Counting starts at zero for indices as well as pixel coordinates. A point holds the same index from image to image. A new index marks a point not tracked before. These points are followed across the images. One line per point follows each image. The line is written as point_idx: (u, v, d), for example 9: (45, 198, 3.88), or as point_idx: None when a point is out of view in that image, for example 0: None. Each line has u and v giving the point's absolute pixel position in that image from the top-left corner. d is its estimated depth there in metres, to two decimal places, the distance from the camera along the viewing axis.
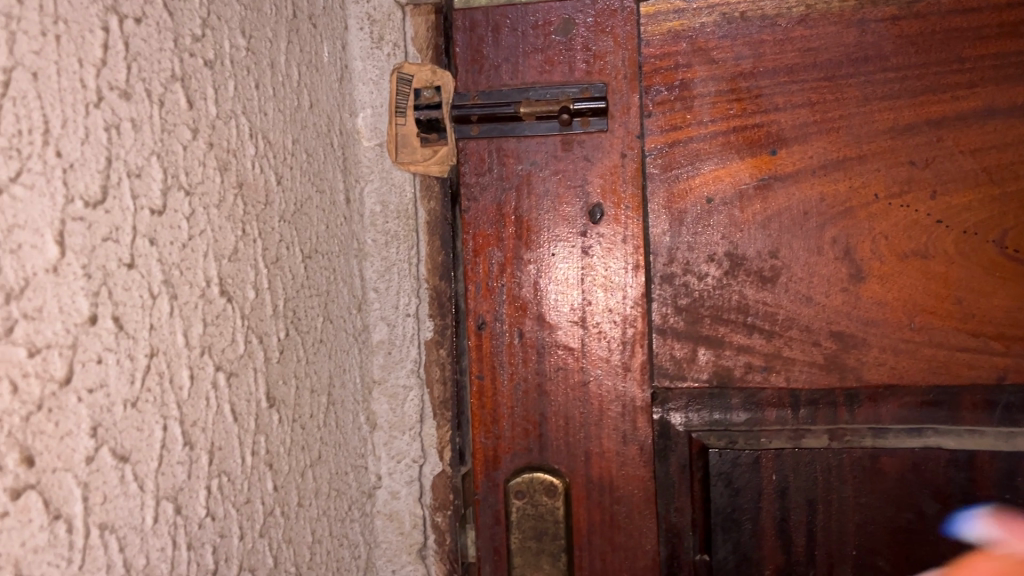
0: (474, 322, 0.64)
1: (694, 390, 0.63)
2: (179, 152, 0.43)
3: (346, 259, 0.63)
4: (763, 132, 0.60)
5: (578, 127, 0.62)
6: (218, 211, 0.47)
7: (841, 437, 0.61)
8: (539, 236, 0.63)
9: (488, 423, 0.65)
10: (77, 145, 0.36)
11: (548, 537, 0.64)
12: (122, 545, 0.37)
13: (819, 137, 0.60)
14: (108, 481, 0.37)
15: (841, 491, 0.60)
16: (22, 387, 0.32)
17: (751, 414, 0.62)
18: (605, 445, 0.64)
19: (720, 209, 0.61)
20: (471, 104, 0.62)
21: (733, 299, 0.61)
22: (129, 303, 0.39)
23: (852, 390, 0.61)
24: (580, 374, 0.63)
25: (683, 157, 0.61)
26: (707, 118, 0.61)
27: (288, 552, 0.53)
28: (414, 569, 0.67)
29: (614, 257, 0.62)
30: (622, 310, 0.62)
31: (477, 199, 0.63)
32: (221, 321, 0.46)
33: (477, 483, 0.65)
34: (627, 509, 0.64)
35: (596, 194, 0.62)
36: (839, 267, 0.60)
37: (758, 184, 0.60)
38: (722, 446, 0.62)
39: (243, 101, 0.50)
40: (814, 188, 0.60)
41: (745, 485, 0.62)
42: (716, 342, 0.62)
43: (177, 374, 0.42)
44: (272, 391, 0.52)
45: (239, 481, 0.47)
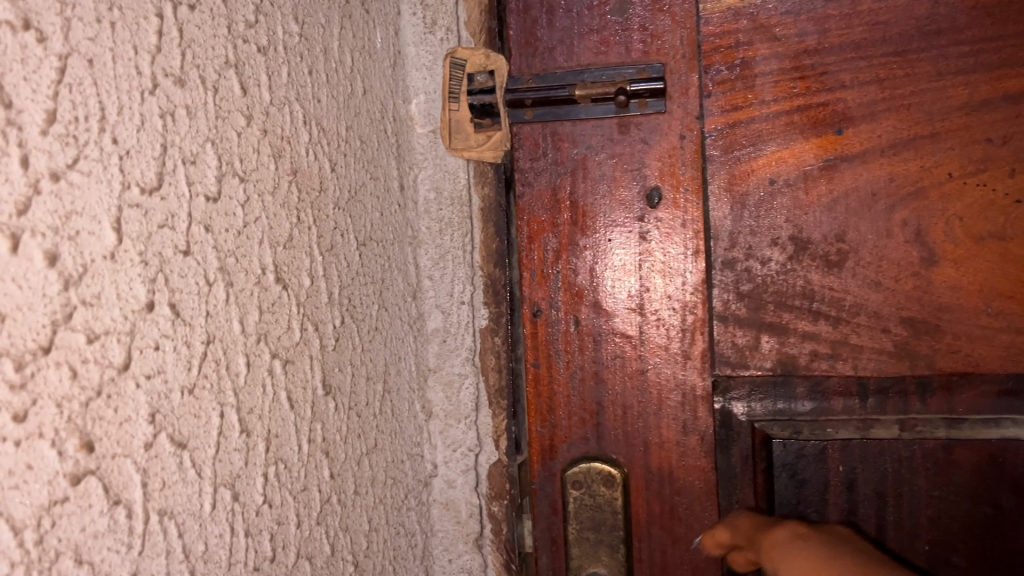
0: (530, 309, 0.64)
1: (756, 378, 0.61)
2: (234, 139, 0.43)
3: (401, 247, 0.62)
4: (828, 111, 0.58)
5: (635, 109, 0.60)
6: (273, 198, 0.46)
7: (912, 427, 0.58)
8: (595, 221, 0.62)
9: (544, 412, 0.64)
10: (133, 132, 0.36)
11: (606, 527, 0.63)
12: (181, 531, 0.38)
13: (889, 115, 0.57)
14: (166, 467, 0.37)
15: (912, 483, 0.58)
16: (82, 373, 0.32)
17: (817, 403, 0.60)
18: (664, 435, 0.62)
19: (783, 191, 0.59)
20: (525, 88, 0.62)
21: (797, 285, 0.59)
22: (186, 290, 0.39)
23: (923, 378, 0.58)
24: (638, 362, 0.62)
25: (744, 138, 0.59)
26: (770, 97, 0.59)
27: (345, 540, 0.53)
28: (471, 559, 0.66)
29: (673, 242, 0.61)
30: (681, 297, 0.61)
31: (532, 184, 0.63)
32: (277, 309, 0.46)
33: (534, 473, 0.65)
34: (688, 501, 0.62)
35: (653, 177, 0.61)
36: (910, 250, 0.57)
37: (823, 165, 0.58)
38: (787, 436, 0.60)
39: (296, 88, 0.50)
40: (883, 168, 0.57)
41: (810, 478, 0.60)
42: (780, 329, 0.60)
43: (234, 361, 0.42)
44: (328, 378, 0.52)
45: (296, 469, 0.47)
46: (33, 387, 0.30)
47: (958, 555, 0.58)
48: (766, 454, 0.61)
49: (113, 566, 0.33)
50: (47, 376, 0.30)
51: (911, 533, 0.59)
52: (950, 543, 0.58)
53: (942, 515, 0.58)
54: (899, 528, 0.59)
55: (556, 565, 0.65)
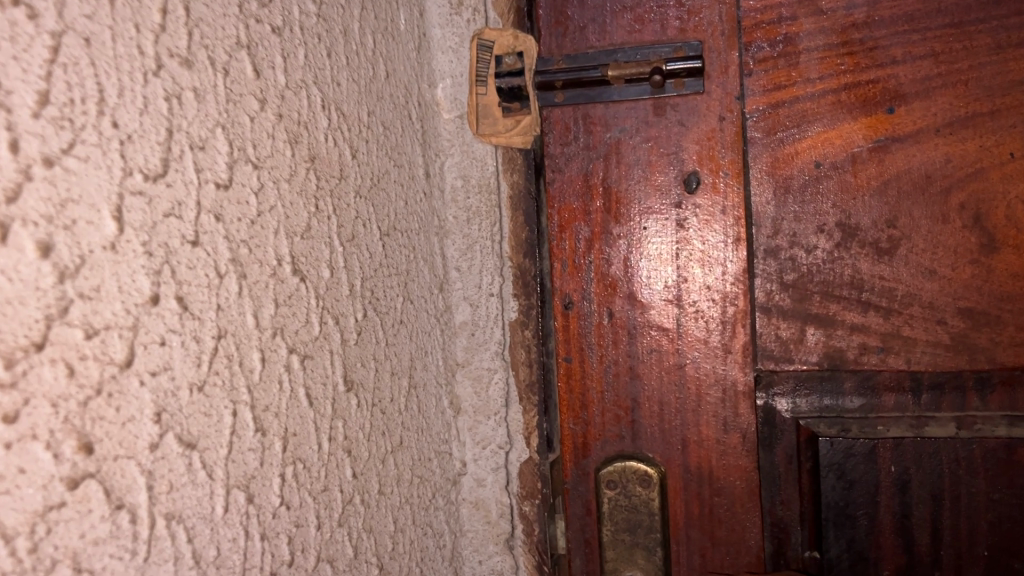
0: (561, 301, 0.61)
1: (802, 373, 0.58)
2: (246, 124, 0.41)
3: (427, 237, 0.60)
4: (878, 88, 0.54)
5: (671, 90, 0.57)
6: (289, 186, 0.44)
7: (971, 426, 0.54)
8: (629, 208, 0.59)
9: (576, 408, 0.61)
10: (136, 115, 0.34)
11: (643, 530, 0.61)
12: (191, 536, 0.36)
13: (944, 91, 0.53)
14: (173, 469, 0.35)
15: (971, 485, 0.55)
16: (79, 370, 0.30)
17: (866, 400, 0.57)
18: (704, 433, 0.59)
19: (830, 175, 0.55)
20: (555, 69, 0.59)
21: (845, 273, 0.56)
22: (195, 282, 0.37)
23: (983, 373, 0.54)
24: (675, 356, 0.59)
25: (788, 119, 0.56)
26: (815, 75, 0.55)
27: (369, 542, 0.51)
28: (502, 560, 0.64)
29: (712, 230, 0.57)
30: (721, 287, 0.58)
31: (562, 170, 0.60)
32: (294, 302, 0.44)
33: (567, 472, 0.62)
34: (729, 502, 0.59)
35: (690, 162, 0.58)
36: (967, 235, 0.53)
37: (873, 146, 0.55)
38: (834, 435, 0.56)
39: (314, 70, 0.47)
40: (938, 148, 0.54)
41: (859, 479, 0.56)
42: (827, 321, 0.56)
43: (247, 357, 0.40)
44: (350, 374, 0.49)
45: (315, 469, 0.46)
46: (26, 386, 0.28)
47: (1020, 561, 0.54)
48: (811, 452, 0.58)
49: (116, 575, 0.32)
50: (41, 374, 0.29)
51: (969, 539, 0.55)
52: (1013, 550, 0.55)
53: (1003, 519, 0.55)
54: (956, 533, 0.55)
55: (590, 567, 0.62)
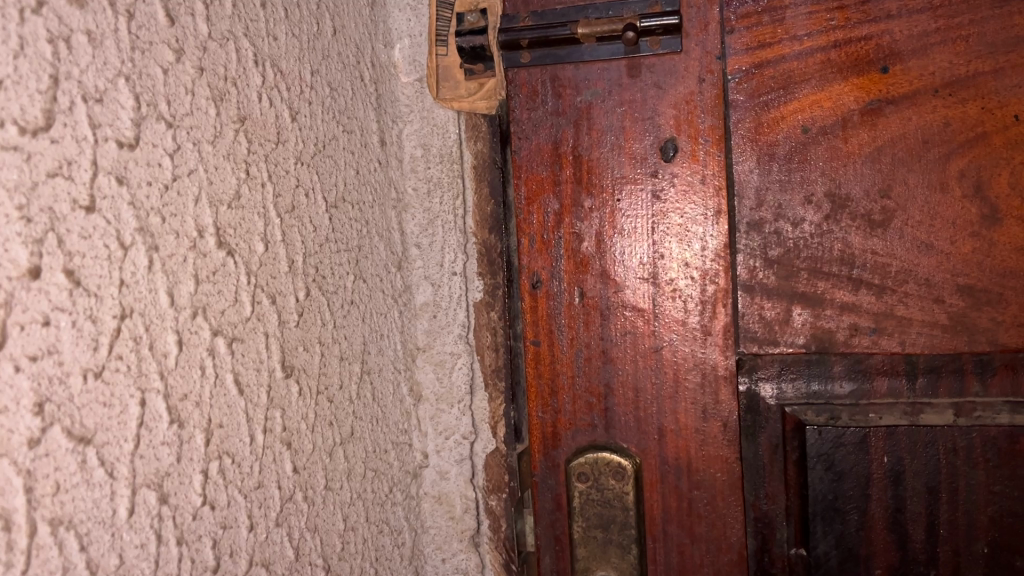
0: (529, 280, 0.56)
1: (789, 356, 0.53)
2: (159, 77, 0.36)
3: (382, 212, 0.55)
4: (871, 45, 0.50)
5: (646, 49, 0.52)
6: (213, 149, 0.40)
7: (970, 413, 0.50)
8: (601, 179, 0.54)
9: (545, 396, 0.57)
10: (8, 58, 0.29)
11: (616, 526, 0.56)
12: (86, 544, 0.31)
13: (943, 48, 0.49)
14: (60, 468, 0.30)
15: (970, 477, 0.51)
16: None
17: (856, 385, 0.52)
18: (682, 421, 0.55)
19: (818, 142, 0.51)
20: (521, 27, 0.54)
21: (834, 247, 0.51)
22: (91, 255, 0.32)
23: (983, 356, 0.50)
24: (651, 339, 0.55)
25: (773, 80, 0.51)
26: (802, 32, 0.51)
27: (314, 542, 0.47)
28: (466, 559, 0.60)
29: (691, 202, 0.53)
30: (701, 262, 0.53)
31: (529, 137, 0.55)
32: (220, 279, 0.40)
33: (535, 464, 0.58)
34: (709, 496, 0.55)
35: (667, 127, 0.53)
36: (966, 206, 0.49)
37: (865, 110, 0.50)
38: (822, 422, 0.52)
39: (244, 22, 0.43)
40: (936, 111, 0.49)
41: (849, 469, 0.52)
42: (814, 300, 0.52)
43: (160, 340, 0.36)
44: (288, 359, 0.45)
45: (244, 464, 0.41)
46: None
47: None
48: (797, 442, 0.54)
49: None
50: None
51: (967, 535, 0.51)
52: (1015, 547, 0.50)
53: (1005, 513, 0.50)
54: (954, 528, 0.51)
55: (560, 567, 0.59)
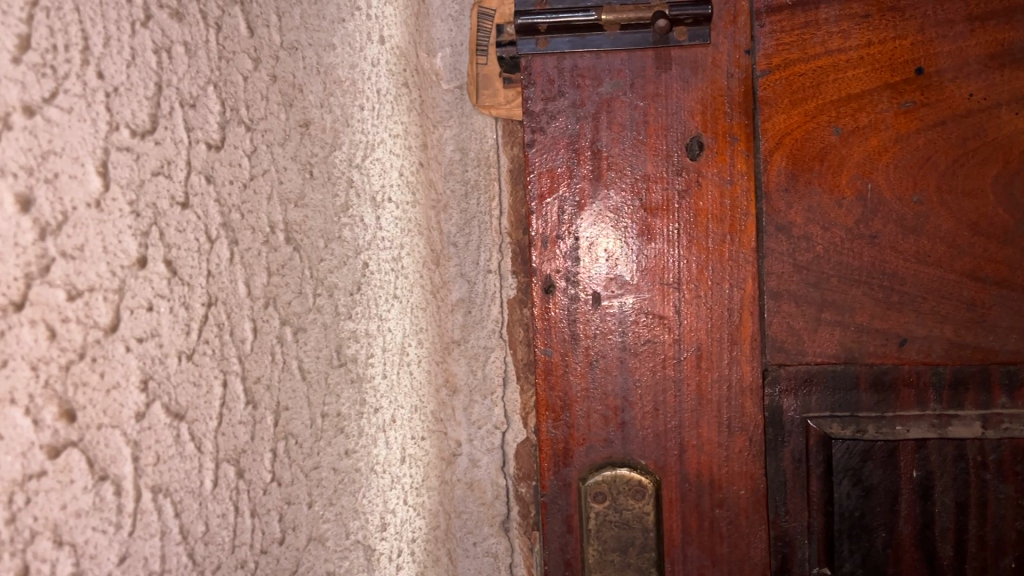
0: (542, 284, 0.57)
1: (813, 367, 0.56)
2: (239, 83, 0.39)
3: (424, 210, 0.58)
4: (909, 46, 0.54)
5: (674, 40, 0.55)
6: (282, 151, 0.43)
7: (998, 425, 0.56)
8: (621, 176, 0.56)
9: (557, 410, 0.58)
10: (123, 68, 0.32)
11: (634, 548, 0.58)
12: (180, 511, 0.34)
13: (975, 52, 0.54)
14: (159, 440, 0.33)
15: (1000, 491, 0.56)
16: (61, 334, 0.29)
17: (879, 394, 0.56)
18: (704, 437, 0.57)
19: (853, 140, 0.55)
20: (538, 11, 0.55)
21: (861, 249, 0.55)
22: (184, 246, 0.35)
23: (1011, 366, 0.55)
24: (670, 352, 0.57)
25: (805, 77, 0.55)
26: (838, 30, 0.55)
27: (358, 521, 0.50)
28: (497, 543, 0.62)
29: (718, 208, 0.56)
30: (733, 267, 0.56)
31: (545, 130, 0.57)
32: (287, 271, 0.43)
33: (545, 483, 0.59)
34: (732, 515, 0.57)
35: (694, 125, 0.56)
36: (997, 210, 0.54)
37: (899, 110, 0.54)
38: (849, 435, 0.56)
39: (307, 32, 0.46)
40: (970, 114, 0.54)
41: (876, 485, 0.57)
42: (839, 308, 0.55)
43: (239, 327, 0.39)
44: (342, 349, 0.48)
45: (306, 443, 0.44)
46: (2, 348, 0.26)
47: None
48: (821, 457, 0.57)
49: (99, 548, 0.30)
50: (19, 335, 0.27)
51: (997, 550, 0.56)
52: None
53: None
54: (983, 544, 0.56)
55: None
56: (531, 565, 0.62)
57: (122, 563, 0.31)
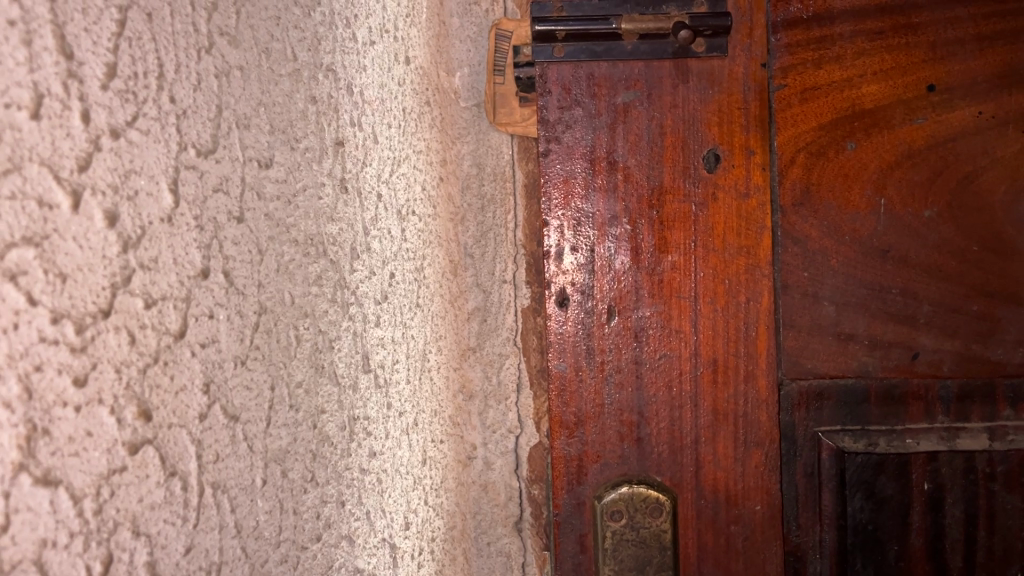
0: (557, 296, 0.61)
1: (826, 382, 0.64)
2: (283, 104, 0.42)
3: (443, 222, 0.61)
4: (921, 66, 0.63)
5: (692, 52, 0.60)
6: (320, 167, 0.45)
7: (1003, 436, 0.65)
8: (636, 187, 0.60)
9: (571, 427, 0.61)
10: (190, 92, 0.34)
11: (652, 567, 0.61)
12: (235, 507, 0.37)
13: (981, 71, 0.63)
14: (219, 439, 0.36)
15: (1010, 502, 0.65)
16: (140, 339, 0.31)
17: (891, 407, 0.64)
18: (719, 451, 0.62)
19: (867, 154, 0.63)
20: (555, 19, 0.59)
21: (875, 266, 0.63)
22: (238, 258, 0.37)
23: (1016, 381, 0.65)
24: (685, 367, 0.61)
25: (831, 92, 0.62)
26: (860, 48, 0.62)
27: (383, 520, 0.51)
28: (510, 543, 0.64)
29: (735, 221, 0.61)
30: (750, 281, 0.61)
31: (560, 139, 0.60)
32: (322, 281, 0.45)
33: (559, 503, 0.62)
34: (748, 531, 0.62)
35: (711, 136, 0.60)
36: (1002, 217, 0.63)
37: (913, 124, 0.63)
38: (861, 447, 0.63)
39: (341, 54, 0.47)
40: (979, 130, 0.63)
41: (890, 496, 0.64)
42: (853, 325, 0.63)
43: (285, 334, 0.41)
44: (370, 354, 0.50)
45: (339, 444, 0.46)
46: (92, 351, 0.28)
47: None
48: (834, 470, 0.64)
49: (170, 539, 0.32)
50: (107, 339, 0.29)
51: (1004, 559, 0.65)
52: None
53: None
54: (992, 554, 0.65)
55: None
56: (543, 564, 0.64)
57: (188, 553, 0.33)
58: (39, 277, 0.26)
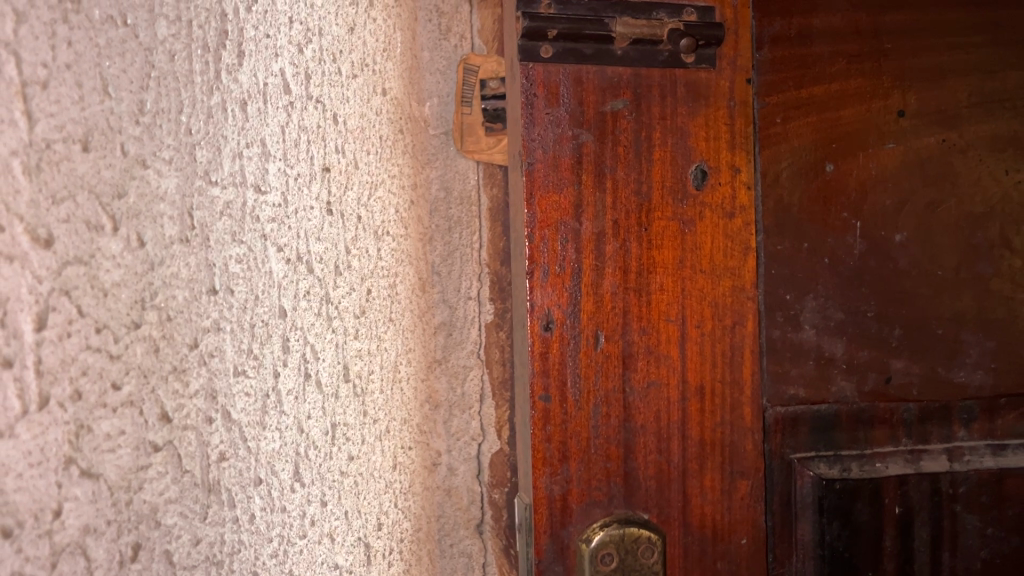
0: (542, 320, 0.60)
1: (800, 408, 0.68)
2: (273, 130, 0.44)
3: (413, 243, 0.64)
4: (891, 92, 0.69)
5: (681, 62, 0.62)
6: (308, 190, 0.48)
7: (961, 456, 0.70)
8: (625, 201, 0.60)
9: (555, 463, 0.60)
10: (202, 123, 0.38)
11: None
12: (235, 503, 0.40)
13: (946, 104, 0.70)
14: (224, 440, 0.39)
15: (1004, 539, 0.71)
16: (161, 347, 0.35)
17: (863, 432, 0.69)
18: (706, 482, 0.63)
19: (845, 174, 0.68)
20: (549, 17, 0.59)
21: (850, 286, 0.69)
22: (242, 275, 0.41)
23: (968, 403, 0.71)
24: (671, 394, 0.62)
25: (813, 116, 0.67)
26: (839, 74, 0.68)
27: (360, 520, 0.54)
28: (471, 543, 0.68)
29: (725, 238, 0.62)
30: (736, 304, 0.63)
31: (545, 150, 0.59)
32: (310, 296, 0.48)
33: (541, 547, 0.61)
34: (733, 567, 0.63)
35: (698, 152, 0.62)
36: (966, 240, 0.70)
37: (885, 148, 0.69)
38: (836, 473, 0.67)
39: (328, 86, 0.51)
40: (947, 159, 0.70)
41: (863, 524, 0.67)
42: (833, 347, 0.69)
43: (282, 344, 0.44)
44: (349, 366, 0.53)
45: (322, 447, 0.49)
46: (127, 358, 0.33)
47: None
48: (812, 498, 0.66)
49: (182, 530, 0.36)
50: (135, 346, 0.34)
51: None
52: None
53: None
54: None
55: None
56: (503, 563, 0.69)
57: (198, 543, 0.36)
58: (85, 290, 0.32)
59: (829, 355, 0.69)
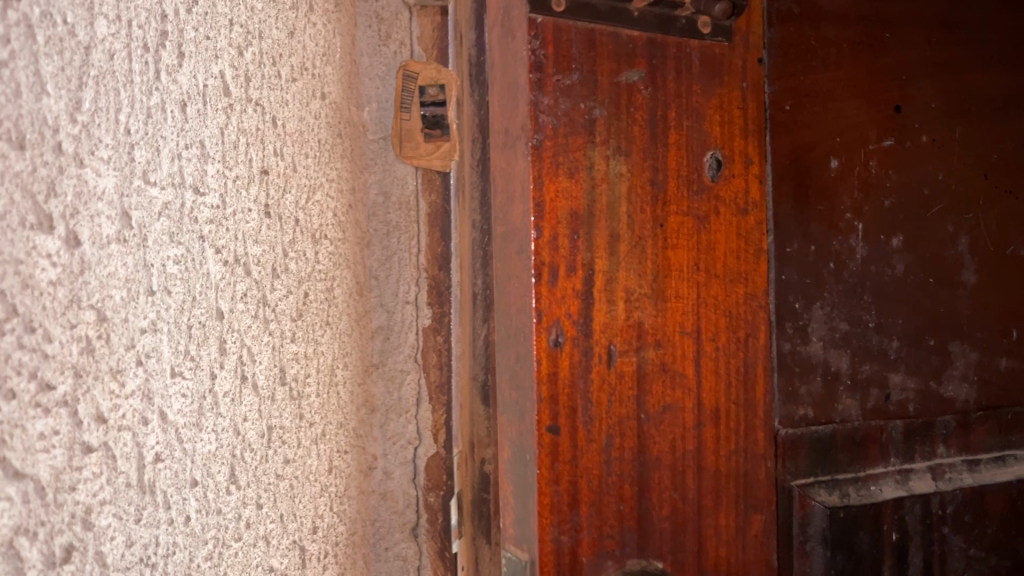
0: (552, 337, 0.58)
1: (799, 432, 0.70)
2: (208, 131, 0.44)
3: (351, 246, 0.65)
4: (890, 85, 0.73)
5: (700, 31, 0.63)
6: (248, 192, 0.49)
7: (943, 475, 0.75)
8: (643, 188, 0.61)
9: (560, 515, 0.59)
10: (142, 124, 0.38)
11: None
12: (170, 505, 0.40)
13: (933, 102, 0.75)
14: (160, 441, 0.39)
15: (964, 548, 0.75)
16: (97, 349, 0.34)
17: (855, 452, 0.72)
18: (721, 523, 0.65)
19: (848, 172, 0.71)
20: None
21: (853, 288, 0.72)
22: (179, 276, 0.41)
23: (945, 419, 0.76)
24: (687, 422, 0.63)
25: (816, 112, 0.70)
26: (839, 69, 0.71)
27: (293, 524, 0.54)
28: (406, 547, 0.69)
29: (745, 257, 0.66)
30: (750, 313, 0.66)
31: (552, 109, 0.58)
32: (246, 299, 0.48)
33: None
34: None
35: (713, 138, 0.64)
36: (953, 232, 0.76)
37: (884, 146, 0.73)
38: (837, 499, 0.69)
39: (267, 89, 0.51)
40: (936, 159, 0.75)
41: (863, 551, 0.69)
42: (840, 361, 0.72)
43: (226, 344, 0.46)
44: (286, 368, 0.53)
45: (258, 449, 0.49)
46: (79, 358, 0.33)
47: None
48: (823, 525, 0.68)
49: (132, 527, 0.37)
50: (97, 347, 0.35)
51: None
52: None
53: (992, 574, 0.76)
54: None
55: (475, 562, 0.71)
56: (437, 566, 0.69)
57: (131, 546, 0.36)
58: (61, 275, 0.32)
59: (835, 370, 0.72)
